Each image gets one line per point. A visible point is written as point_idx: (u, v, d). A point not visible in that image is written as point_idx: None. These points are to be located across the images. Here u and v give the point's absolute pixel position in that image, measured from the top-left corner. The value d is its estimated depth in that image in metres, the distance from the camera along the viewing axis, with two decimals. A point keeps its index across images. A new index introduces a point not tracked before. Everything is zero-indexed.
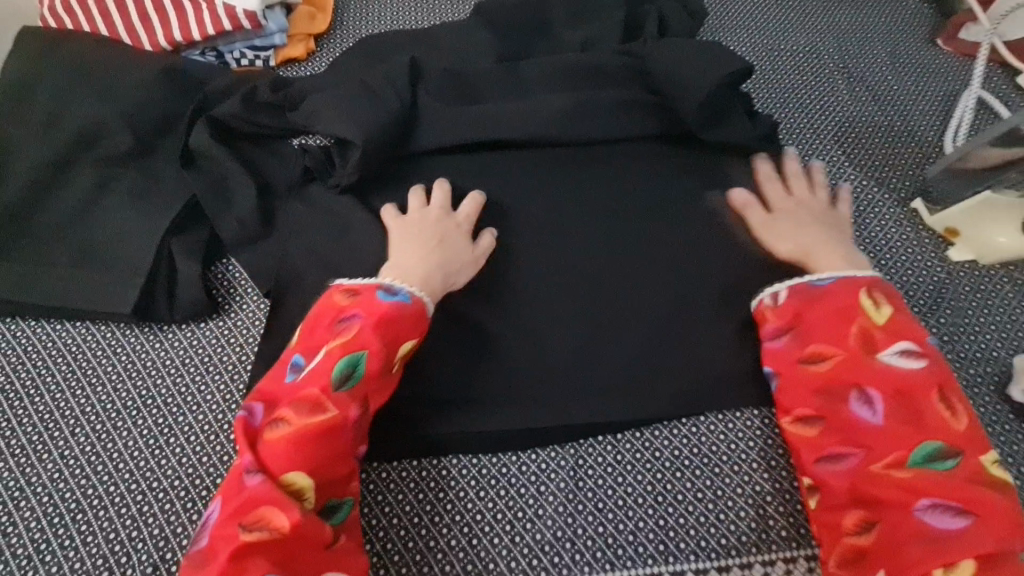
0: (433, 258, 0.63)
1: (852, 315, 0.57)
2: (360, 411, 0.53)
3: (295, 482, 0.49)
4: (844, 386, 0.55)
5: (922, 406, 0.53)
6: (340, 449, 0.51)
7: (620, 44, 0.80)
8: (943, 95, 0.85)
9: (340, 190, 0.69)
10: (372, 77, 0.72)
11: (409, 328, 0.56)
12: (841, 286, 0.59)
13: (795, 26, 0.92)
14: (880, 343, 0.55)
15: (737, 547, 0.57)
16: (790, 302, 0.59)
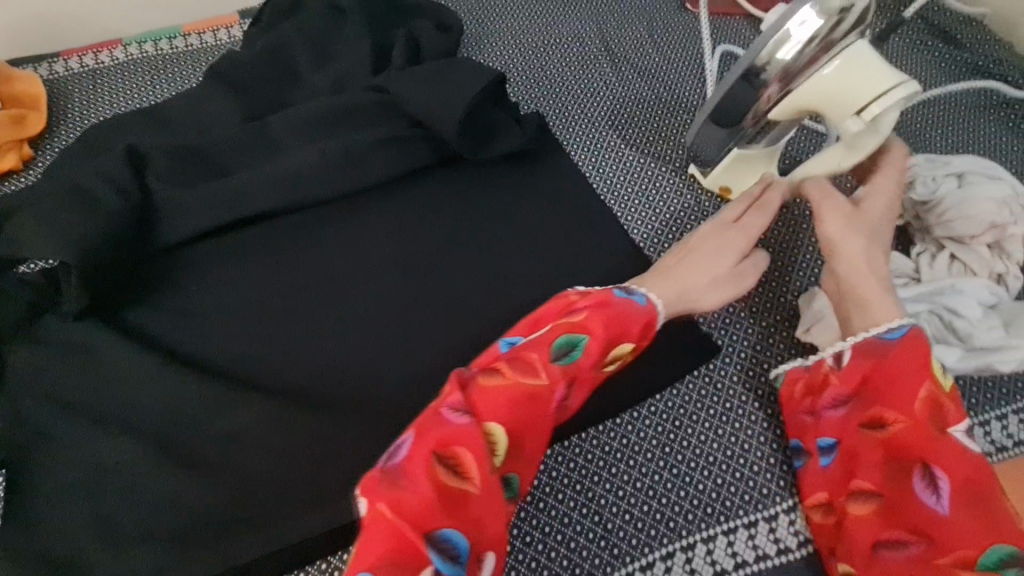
0: (723, 276, 0.61)
1: (919, 377, 0.49)
2: (563, 388, 0.49)
3: (493, 432, 0.46)
4: (906, 459, 0.48)
5: (991, 495, 0.45)
6: (541, 423, 0.48)
7: (372, 76, 0.76)
8: (698, 56, 0.88)
9: (76, 316, 0.60)
10: (87, 179, 0.63)
11: (632, 327, 0.53)
12: (910, 340, 0.50)
13: (553, 17, 0.92)
14: (948, 415, 0.48)
15: (629, 552, 0.54)
16: (855, 364, 0.52)
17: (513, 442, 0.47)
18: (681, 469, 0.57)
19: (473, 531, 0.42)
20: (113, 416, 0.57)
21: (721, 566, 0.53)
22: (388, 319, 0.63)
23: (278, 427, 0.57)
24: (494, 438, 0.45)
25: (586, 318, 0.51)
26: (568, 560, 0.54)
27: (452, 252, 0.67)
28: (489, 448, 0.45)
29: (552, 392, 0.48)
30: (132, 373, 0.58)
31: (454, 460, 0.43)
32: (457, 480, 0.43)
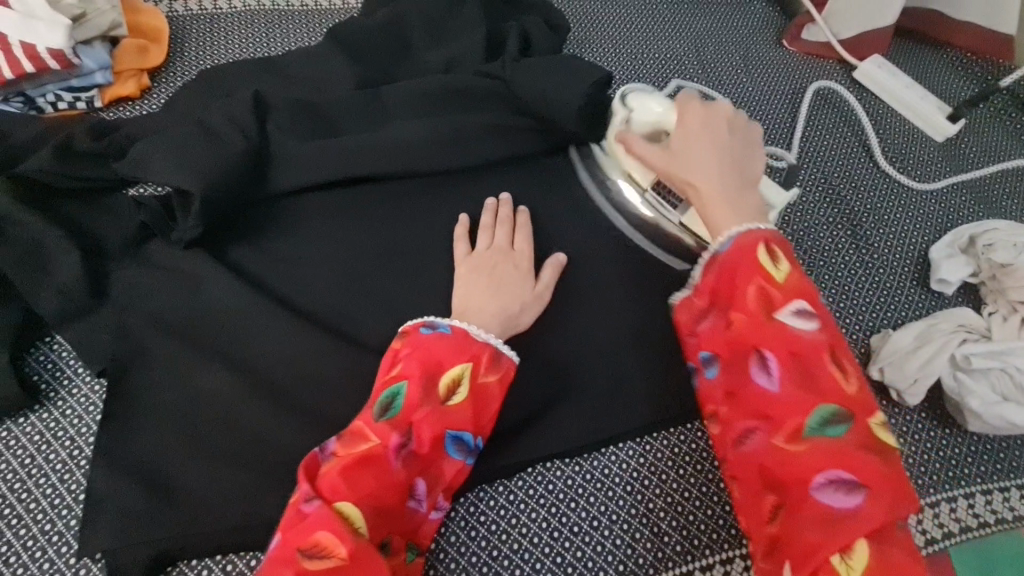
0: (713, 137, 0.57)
1: (749, 276, 0.48)
2: (402, 436, 0.49)
3: (346, 509, 0.45)
4: (742, 349, 0.48)
5: (816, 364, 0.45)
6: (391, 475, 0.48)
7: (484, 61, 0.78)
8: (790, 93, 0.91)
9: (185, 245, 0.62)
10: (212, 118, 0.65)
11: (452, 355, 0.52)
12: (735, 249, 0.50)
13: (654, 34, 0.94)
14: (779, 305, 0.47)
15: (671, 557, 0.56)
16: (705, 281, 0.52)
17: (371, 511, 0.46)
18: (728, 486, 0.60)
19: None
20: (209, 345, 0.59)
21: None
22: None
23: (365, 381, 0.59)
24: (350, 516, 0.45)
25: (410, 369, 0.51)
26: (631, 548, 0.56)
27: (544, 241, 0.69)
28: (348, 524, 0.45)
29: (385, 448, 0.48)
30: (231, 308, 0.60)
31: (337, 521, 0.44)
32: (326, 563, 0.42)
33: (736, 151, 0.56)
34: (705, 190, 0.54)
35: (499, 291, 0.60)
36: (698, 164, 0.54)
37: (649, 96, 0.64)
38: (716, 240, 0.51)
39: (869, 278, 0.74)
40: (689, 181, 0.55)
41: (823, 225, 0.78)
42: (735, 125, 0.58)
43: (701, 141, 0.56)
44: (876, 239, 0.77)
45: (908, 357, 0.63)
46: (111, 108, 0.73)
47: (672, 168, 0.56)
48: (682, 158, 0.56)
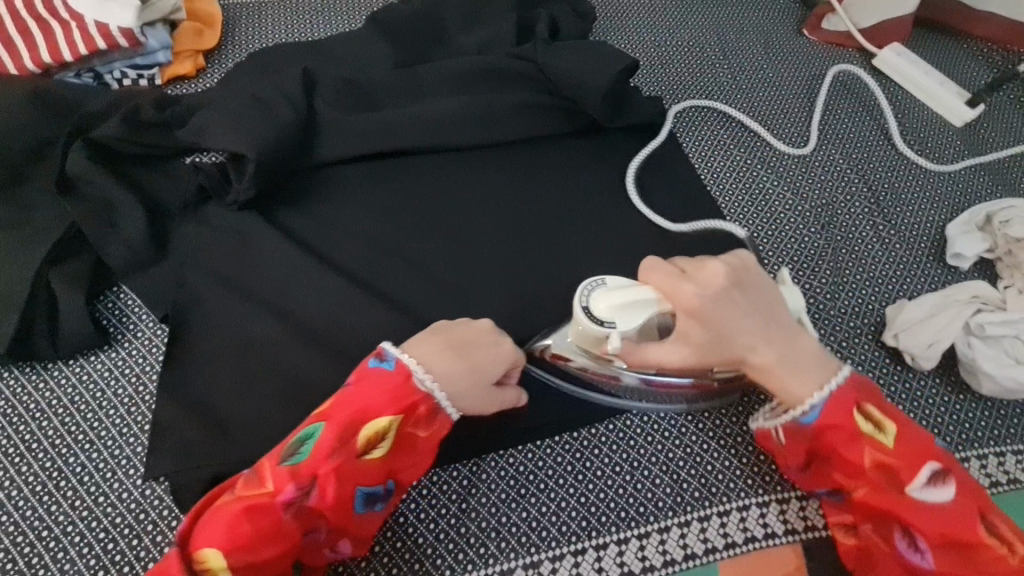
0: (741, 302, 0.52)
1: (858, 447, 0.50)
2: (302, 486, 0.46)
3: (212, 558, 0.44)
4: (883, 519, 0.50)
5: (974, 539, 0.47)
6: (278, 526, 0.46)
7: (514, 45, 0.82)
8: (808, 79, 0.94)
9: (239, 207, 0.67)
10: (265, 91, 0.70)
11: (379, 403, 0.49)
12: (830, 407, 0.50)
13: (677, 23, 0.98)
14: (900, 474, 0.49)
15: (690, 501, 0.58)
16: (794, 443, 0.53)
17: (243, 560, 0.44)
18: (746, 439, 0.61)
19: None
20: (261, 296, 0.63)
21: (772, 529, 0.57)
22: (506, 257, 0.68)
23: (403, 332, 0.63)
24: (211, 563, 0.44)
25: (331, 419, 0.48)
26: (652, 493, 0.58)
27: (571, 212, 0.73)
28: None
29: (275, 499, 0.46)
30: (281, 263, 0.65)
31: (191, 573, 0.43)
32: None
33: (755, 303, 0.52)
34: (766, 366, 0.51)
35: (463, 367, 0.52)
36: (739, 348, 0.51)
37: (611, 294, 0.53)
38: (801, 406, 0.51)
39: (885, 253, 0.76)
40: (747, 355, 0.51)
41: (841, 202, 0.80)
42: (737, 271, 0.53)
43: (721, 312, 0.51)
44: (892, 216, 0.79)
45: (920, 325, 0.65)
46: (170, 86, 0.79)
47: (714, 354, 0.52)
48: (720, 339, 0.51)
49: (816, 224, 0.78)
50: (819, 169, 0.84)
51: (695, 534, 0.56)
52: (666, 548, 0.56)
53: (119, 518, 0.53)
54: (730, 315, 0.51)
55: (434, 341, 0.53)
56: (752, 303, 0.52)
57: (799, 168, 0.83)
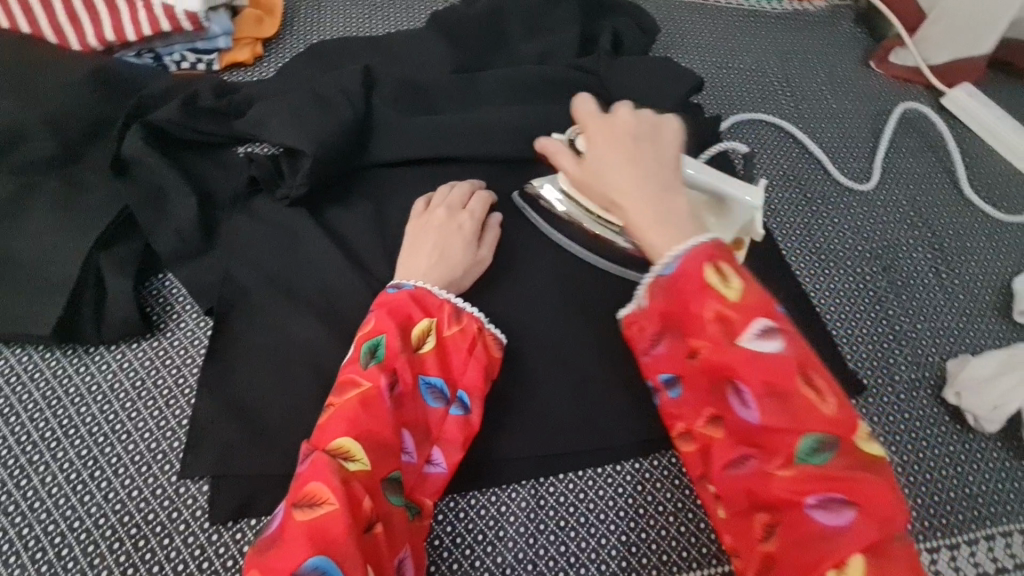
0: (636, 146, 0.51)
1: (699, 295, 0.42)
2: (393, 378, 0.50)
3: (344, 446, 0.45)
4: (718, 377, 0.42)
5: (791, 391, 0.39)
6: (386, 413, 0.48)
7: (576, 57, 0.80)
8: (874, 114, 0.90)
9: (289, 202, 0.66)
10: (324, 87, 0.69)
11: (417, 311, 0.54)
12: (687, 255, 0.44)
13: (741, 45, 0.95)
14: (735, 324, 0.41)
15: None
16: (653, 298, 0.46)
17: (371, 445, 0.46)
18: None
19: (348, 550, 0.39)
20: (306, 297, 0.62)
21: None
22: (561, 278, 0.65)
23: None
24: (346, 451, 0.44)
25: (380, 322, 0.52)
26: (696, 537, 0.56)
27: None
28: (343, 460, 0.44)
29: (376, 385, 0.48)
30: (328, 264, 0.64)
31: (331, 464, 0.43)
32: (317, 511, 0.40)
33: (643, 153, 0.50)
34: (630, 212, 0.48)
35: (443, 251, 0.60)
36: (610, 180, 0.50)
37: (584, 129, 0.60)
38: (659, 261, 0.45)
39: (950, 304, 0.72)
40: (620, 198, 0.49)
41: (904, 245, 0.77)
42: (648, 125, 0.53)
43: (613, 150, 0.51)
44: (957, 264, 0.76)
45: (985, 385, 0.62)
46: (227, 72, 0.78)
47: (595, 189, 0.51)
48: (599, 177, 0.51)
49: (877, 266, 0.75)
50: (882, 209, 0.80)
51: None
52: None
53: (152, 515, 0.51)
54: (619, 148, 0.51)
55: (420, 233, 0.61)
56: (654, 152, 0.51)
57: (861, 205, 0.80)
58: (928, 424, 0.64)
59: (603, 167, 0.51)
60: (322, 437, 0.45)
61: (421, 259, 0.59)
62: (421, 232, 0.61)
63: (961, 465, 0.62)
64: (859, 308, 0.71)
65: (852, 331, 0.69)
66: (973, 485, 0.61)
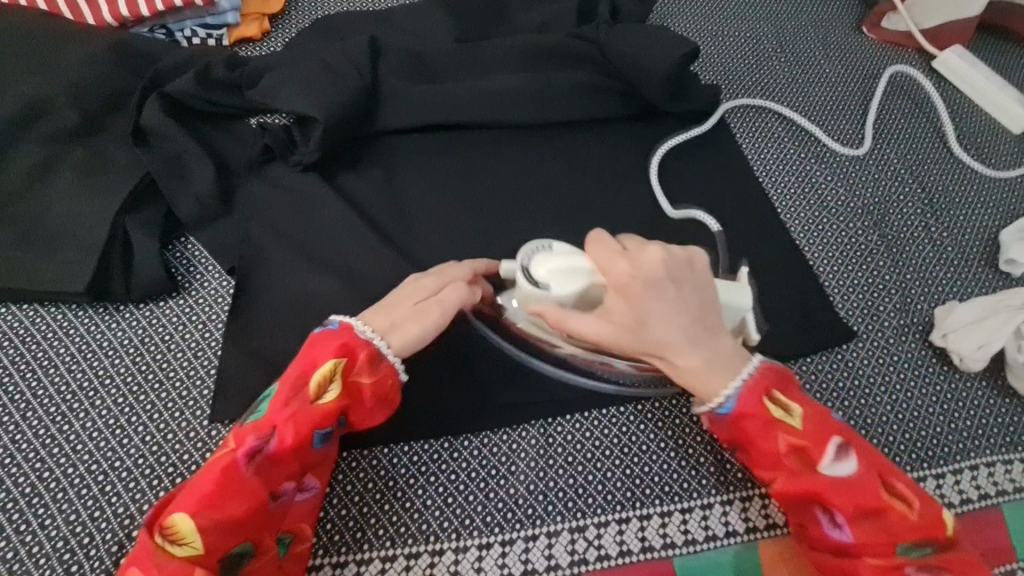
0: (686, 292, 0.52)
1: (768, 430, 0.51)
2: (260, 444, 0.48)
3: (174, 526, 0.44)
4: (807, 501, 0.50)
5: (886, 504, 0.49)
6: (245, 489, 0.46)
7: (574, 26, 0.83)
8: (865, 77, 0.93)
9: (302, 168, 0.69)
10: (332, 58, 0.72)
11: (321, 361, 0.50)
12: (746, 391, 0.51)
13: (735, 14, 0.97)
14: (812, 452, 0.50)
15: (733, 482, 0.58)
16: (715, 428, 0.54)
17: (206, 528, 0.45)
18: None
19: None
20: (321, 258, 0.65)
21: None
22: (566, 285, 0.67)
23: None
24: (178, 533, 0.44)
25: (286, 376, 0.51)
26: (695, 470, 0.59)
27: (623, 197, 0.74)
28: (174, 545, 0.44)
29: (236, 453, 0.47)
30: (339, 226, 0.67)
31: (156, 547, 0.43)
32: None
33: (687, 295, 0.52)
34: (681, 368, 0.52)
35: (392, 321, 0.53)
36: (650, 331, 0.51)
37: (552, 259, 0.53)
38: (715, 399, 0.51)
39: (938, 255, 0.75)
40: (658, 351, 0.51)
41: (893, 202, 0.80)
42: (681, 260, 0.53)
43: (648, 298, 0.50)
44: (945, 219, 0.79)
45: (970, 327, 0.65)
46: (237, 47, 0.80)
47: (635, 339, 0.51)
48: (640, 326, 0.50)
49: (869, 221, 0.77)
50: (873, 168, 0.82)
51: (736, 513, 0.57)
52: (708, 524, 0.57)
53: (187, 455, 0.55)
54: (665, 297, 0.51)
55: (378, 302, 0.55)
56: (688, 289, 0.52)
57: (854, 164, 0.83)
58: (917, 366, 0.67)
59: (660, 316, 0.50)
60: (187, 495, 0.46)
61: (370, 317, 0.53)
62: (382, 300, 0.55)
63: (946, 401, 0.65)
64: (852, 259, 0.74)
65: (842, 282, 0.72)
66: (958, 421, 0.64)
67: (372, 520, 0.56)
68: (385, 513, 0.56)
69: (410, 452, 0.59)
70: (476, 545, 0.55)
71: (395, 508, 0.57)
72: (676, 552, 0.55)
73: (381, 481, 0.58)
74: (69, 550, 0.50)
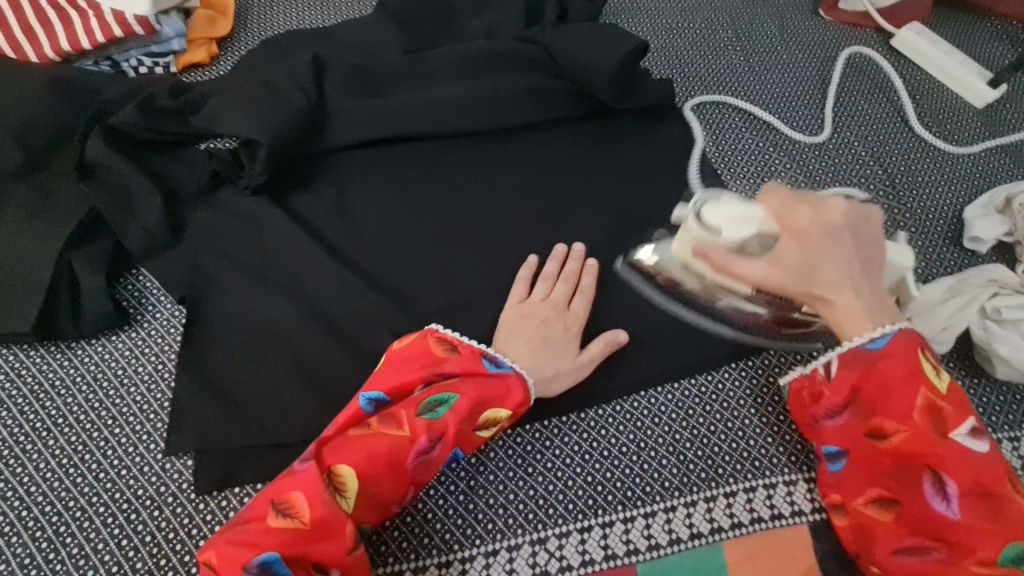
0: (864, 251, 0.52)
1: (913, 383, 0.50)
2: (430, 442, 0.52)
3: (344, 475, 0.50)
4: (915, 465, 0.49)
5: (1002, 494, 0.46)
6: (401, 474, 0.52)
7: (522, 29, 0.82)
8: (822, 61, 0.92)
9: (251, 191, 0.69)
10: (277, 78, 0.71)
11: (500, 399, 0.55)
12: (899, 345, 0.51)
13: (689, 5, 0.96)
14: (946, 419, 0.49)
15: (697, 483, 0.57)
16: (843, 374, 0.53)
17: (368, 491, 0.50)
18: (757, 423, 0.60)
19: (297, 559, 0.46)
20: (273, 280, 0.65)
21: (777, 511, 0.56)
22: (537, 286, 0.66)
23: (410, 317, 0.64)
24: (343, 484, 0.50)
25: (464, 388, 0.54)
26: (658, 473, 0.58)
27: (579, 198, 0.73)
28: (336, 491, 0.49)
29: (412, 444, 0.51)
30: (291, 248, 0.66)
31: (326, 484, 0.48)
32: (289, 520, 0.47)
33: (864, 251, 0.52)
34: (841, 311, 0.52)
35: (545, 351, 0.59)
36: (826, 278, 0.51)
37: (722, 207, 0.53)
38: (863, 335, 0.51)
39: (902, 237, 0.74)
40: (826, 298, 0.52)
41: (854, 186, 0.79)
42: (855, 220, 0.52)
43: (829, 247, 0.51)
44: (908, 199, 0.78)
45: (935, 309, 0.64)
46: (184, 74, 0.80)
47: (797, 283, 0.51)
48: (808, 273, 0.51)
49: None
50: (833, 153, 0.82)
51: (701, 514, 0.56)
52: (672, 527, 0.55)
53: (141, 490, 0.54)
54: (844, 247, 0.51)
55: (523, 328, 0.60)
56: (867, 249, 0.52)
57: (813, 149, 0.82)
58: None
59: (835, 266, 0.51)
60: (344, 448, 0.51)
61: (522, 351, 0.58)
62: (530, 325, 0.61)
63: None
64: None
65: None
66: None
67: None
68: None
69: None
70: (436, 563, 0.54)
71: None
72: (638, 558, 0.54)
73: None
74: None
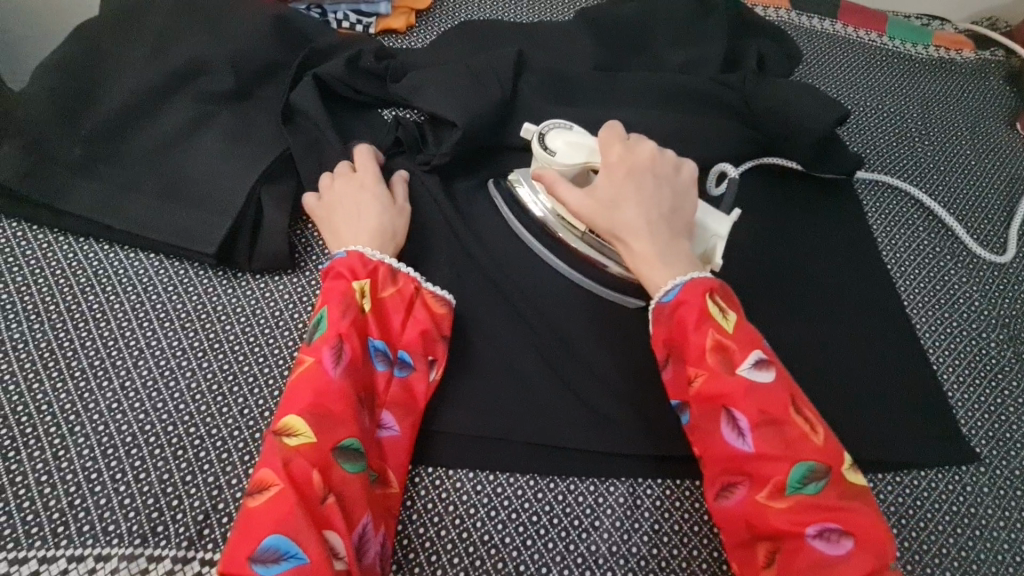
0: (666, 204, 0.57)
1: (702, 325, 0.50)
2: (332, 350, 0.50)
3: (289, 425, 0.46)
4: (715, 406, 0.48)
5: (784, 418, 0.46)
6: (330, 383, 0.48)
7: (719, 71, 0.80)
8: (1013, 178, 0.86)
9: (429, 168, 0.69)
10: (478, 64, 0.71)
11: (345, 278, 0.54)
12: (686, 289, 0.52)
13: (882, 87, 0.93)
14: (734, 355, 0.48)
15: None
16: (658, 328, 0.53)
17: (316, 418, 0.47)
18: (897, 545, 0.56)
19: (290, 523, 0.42)
20: (432, 261, 0.64)
21: None
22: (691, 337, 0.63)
23: (561, 333, 0.62)
24: (289, 428, 0.46)
25: (326, 299, 0.53)
26: None
27: (743, 257, 0.71)
28: (288, 436, 0.46)
29: (316, 363, 0.49)
30: (456, 234, 0.66)
31: (273, 446, 0.45)
32: (268, 493, 0.43)
33: (660, 199, 0.57)
34: (636, 253, 0.55)
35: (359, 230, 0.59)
36: (625, 216, 0.56)
37: (571, 135, 0.62)
38: (660, 290, 0.53)
39: None
40: (622, 237, 0.56)
41: None
42: (659, 171, 0.58)
43: (624, 190, 0.57)
44: None
45: None
46: (381, 37, 0.81)
47: (602, 218, 0.57)
48: (611, 211, 0.56)
49: (1002, 334, 0.72)
50: (1012, 277, 0.77)
51: None
52: None
53: None
54: (638, 193, 0.57)
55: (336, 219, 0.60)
56: (665, 200, 0.57)
57: (992, 269, 0.77)
58: None
59: (630, 206, 0.56)
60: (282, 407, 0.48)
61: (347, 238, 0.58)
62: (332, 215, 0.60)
63: None
64: (980, 371, 0.68)
65: (968, 396, 0.66)
66: None
67: (449, 546, 0.52)
68: (461, 542, 0.53)
69: (493, 483, 0.55)
70: None
71: (472, 540, 0.53)
72: None
73: (461, 508, 0.54)
74: (158, 509, 0.50)
